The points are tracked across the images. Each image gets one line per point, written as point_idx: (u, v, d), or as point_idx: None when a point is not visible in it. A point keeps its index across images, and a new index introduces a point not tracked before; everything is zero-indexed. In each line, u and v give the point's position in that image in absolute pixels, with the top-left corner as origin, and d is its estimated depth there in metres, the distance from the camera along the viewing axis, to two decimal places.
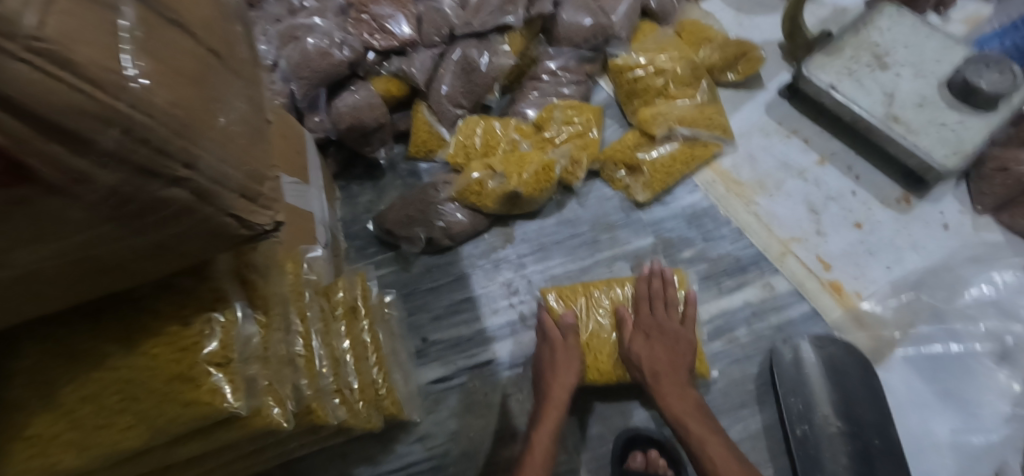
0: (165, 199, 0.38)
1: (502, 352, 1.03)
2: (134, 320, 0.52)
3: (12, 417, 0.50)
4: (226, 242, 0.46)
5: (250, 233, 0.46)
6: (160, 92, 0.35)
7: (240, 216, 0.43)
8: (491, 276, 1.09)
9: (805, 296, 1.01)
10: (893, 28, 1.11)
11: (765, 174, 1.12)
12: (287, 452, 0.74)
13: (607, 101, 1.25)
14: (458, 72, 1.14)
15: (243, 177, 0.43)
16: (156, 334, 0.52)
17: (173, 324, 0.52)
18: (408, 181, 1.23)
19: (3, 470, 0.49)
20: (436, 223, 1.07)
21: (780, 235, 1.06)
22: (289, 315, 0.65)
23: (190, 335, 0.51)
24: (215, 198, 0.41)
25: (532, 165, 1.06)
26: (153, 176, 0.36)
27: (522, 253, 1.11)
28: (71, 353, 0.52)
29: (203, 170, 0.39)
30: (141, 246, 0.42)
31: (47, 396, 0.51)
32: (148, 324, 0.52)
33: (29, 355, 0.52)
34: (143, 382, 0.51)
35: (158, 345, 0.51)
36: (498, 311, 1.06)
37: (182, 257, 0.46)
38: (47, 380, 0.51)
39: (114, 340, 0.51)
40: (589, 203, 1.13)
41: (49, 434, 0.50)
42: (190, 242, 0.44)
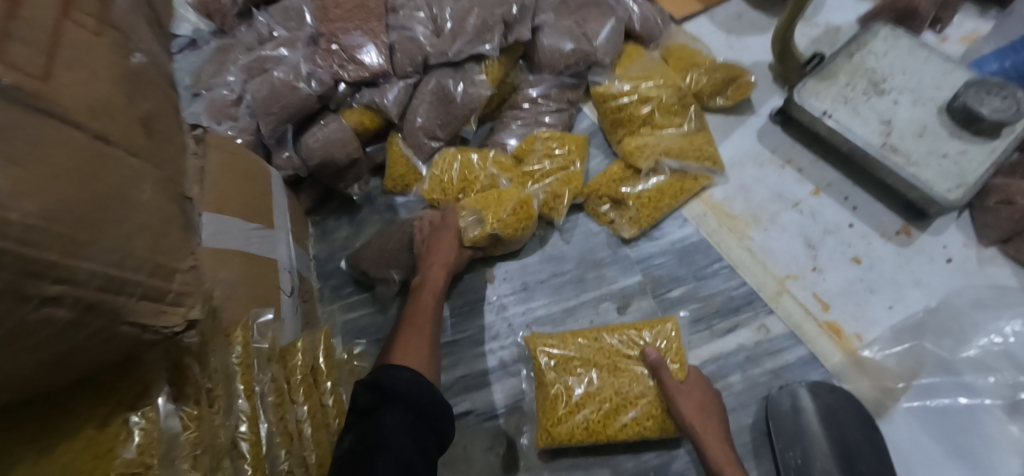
0: (41, 320, 0.32)
1: (479, 402, 0.97)
2: (45, 421, 0.44)
3: None
4: (134, 347, 0.40)
5: (158, 337, 0.40)
6: (17, 207, 0.28)
7: (141, 322, 0.38)
8: (469, 319, 1.03)
9: (803, 339, 0.95)
10: (890, 51, 1.05)
11: (759, 206, 1.07)
12: None
13: (591, 129, 1.19)
14: (433, 103, 1.08)
15: (145, 276, 0.37)
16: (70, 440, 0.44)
17: (89, 426, 0.45)
18: (386, 215, 1.16)
19: None
20: (411, 267, 1.02)
21: (775, 273, 1.01)
22: (232, 394, 0.59)
23: (107, 440, 0.45)
24: (107, 308, 0.35)
25: (510, 202, 1.01)
26: (20, 299, 0.30)
27: (503, 293, 1.05)
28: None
29: (86, 281, 0.33)
30: (21, 368, 0.34)
31: None
32: (62, 428, 0.44)
33: None
34: None
35: (71, 455, 0.44)
36: (477, 358, 1.00)
37: (80, 368, 0.39)
38: None
39: (23, 447, 0.42)
40: (573, 238, 1.08)
41: None
42: (86, 353, 0.37)
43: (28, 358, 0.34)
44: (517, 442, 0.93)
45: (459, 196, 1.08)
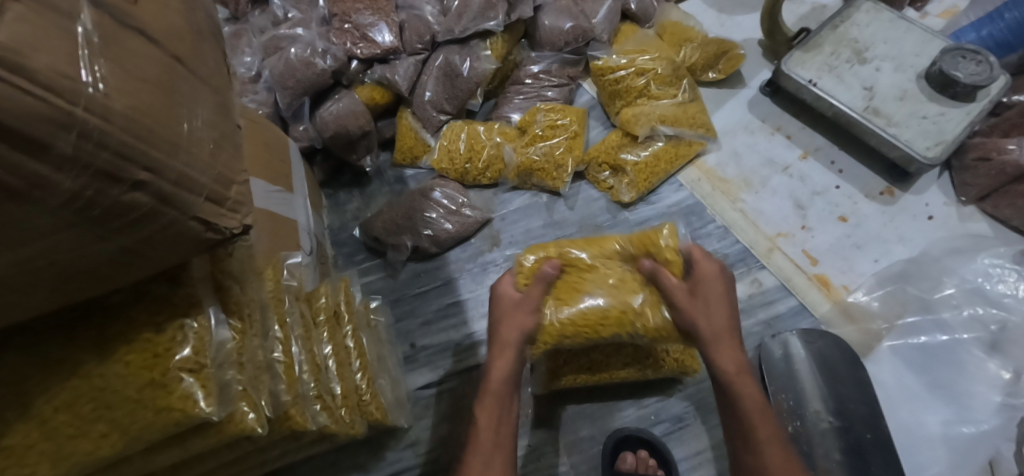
0: (130, 203, 0.38)
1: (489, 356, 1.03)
2: (109, 326, 0.51)
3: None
4: (192, 249, 0.46)
5: (218, 236, 0.46)
6: (119, 98, 0.35)
7: (205, 220, 0.44)
8: (478, 280, 1.09)
9: (793, 290, 1.01)
10: (871, 23, 1.12)
11: (750, 171, 1.13)
12: (271, 460, 0.74)
13: (591, 103, 1.26)
14: (441, 78, 1.15)
15: (209, 181, 0.44)
16: (127, 343, 0.51)
17: (148, 331, 0.51)
18: (396, 187, 1.22)
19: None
20: (423, 232, 1.08)
21: (767, 231, 1.06)
22: (267, 321, 0.65)
23: (164, 341, 0.51)
24: (179, 201, 0.41)
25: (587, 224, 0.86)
26: (115, 180, 0.36)
27: (509, 255, 1.11)
28: (44, 365, 0.50)
29: (166, 175, 0.39)
30: (103, 253, 0.40)
31: (23, 405, 0.49)
32: (124, 332, 0.51)
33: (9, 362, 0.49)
34: (118, 389, 0.50)
35: (131, 353, 0.51)
36: (486, 315, 1.06)
37: (149, 264, 0.45)
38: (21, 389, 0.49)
39: (88, 350, 0.50)
40: (576, 204, 1.14)
41: (25, 444, 0.48)
42: (157, 247, 0.43)
43: (111, 241, 0.40)
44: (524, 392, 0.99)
45: (466, 166, 1.14)
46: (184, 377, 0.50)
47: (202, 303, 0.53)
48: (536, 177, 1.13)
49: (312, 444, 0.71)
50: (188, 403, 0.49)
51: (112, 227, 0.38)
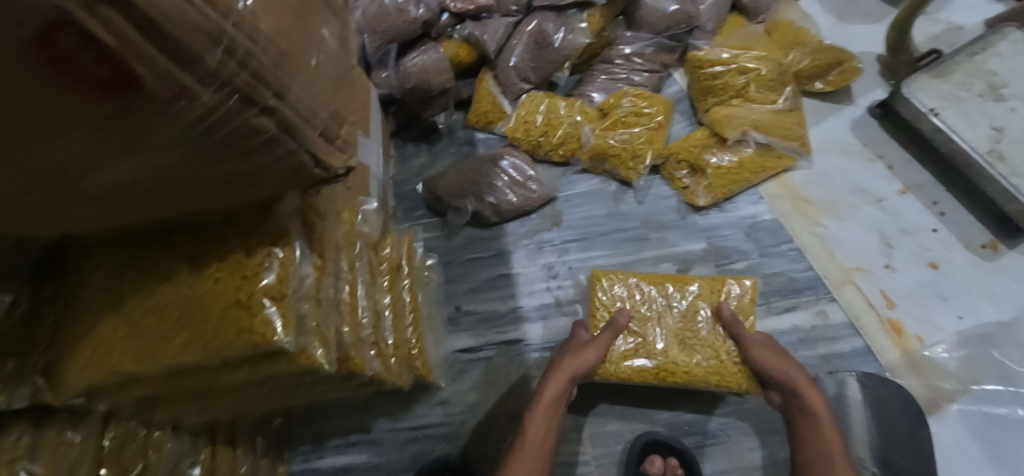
0: (254, 128, 0.31)
1: (533, 334, 1.01)
2: (201, 244, 0.47)
3: (92, 317, 0.48)
4: (295, 183, 0.39)
5: (323, 177, 0.38)
6: (265, 18, 0.30)
7: (319, 157, 0.36)
8: (534, 257, 1.08)
9: (861, 331, 0.94)
10: (1016, 56, 1.00)
11: (837, 196, 1.05)
12: (320, 395, 0.74)
13: (679, 95, 1.19)
14: (531, 45, 1.10)
15: (326, 117, 0.35)
16: (222, 259, 0.46)
17: (238, 251, 0.46)
18: (465, 148, 1.21)
19: (73, 362, 0.47)
20: (486, 198, 1.07)
21: (843, 263, 1.00)
22: (339, 260, 0.63)
23: (246, 267, 0.46)
24: (302, 134, 0.34)
25: (698, 280, 0.93)
26: (246, 101, 0.29)
27: (566, 238, 1.08)
28: (138, 266, 0.47)
29: (294, 102, 0.32)
30: (218, 172, 0.35)
31: (114, 301, 0.47)
32: (218, 245, 0.46)
33: (102, 255, 0.49)
34: (199, 305, 0.45)
35: (224, 271, 0.46)
36: (534, 293, 1.05)
37: (253, 190, 0.39)
38: (112, 284, 0.48)
39: (179, 257, 0.46)
40: (646, 199, 1.09)
41: (114, 339, 0.47)
42: (265, 177, 0.37)
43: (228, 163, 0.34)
44: None
45: (540, 139, 1.11)
46: (265, 302, 0.45)
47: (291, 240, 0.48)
48: (609, 164, 1.09)
49: (360, 386, 0.72)
50: (263, 331, 0.44)
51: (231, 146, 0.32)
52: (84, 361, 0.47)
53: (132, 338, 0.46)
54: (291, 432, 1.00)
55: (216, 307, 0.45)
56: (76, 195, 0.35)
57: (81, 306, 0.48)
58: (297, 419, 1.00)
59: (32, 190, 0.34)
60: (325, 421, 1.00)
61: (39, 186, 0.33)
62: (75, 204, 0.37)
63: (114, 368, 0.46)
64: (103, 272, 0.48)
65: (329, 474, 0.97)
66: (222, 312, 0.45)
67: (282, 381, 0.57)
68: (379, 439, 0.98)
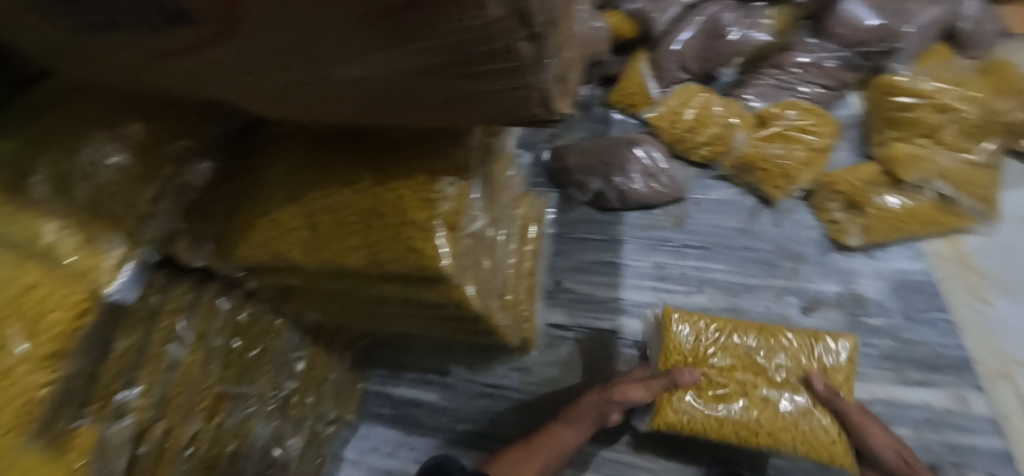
0: (508, 53, 0.28)
1: (628, 329, 0.96)
2: (390, 157, 0.49)
3: (278, 202, 0.52)
4: (507, 117, 0.37)
5: (540, 116, 0.36)
6: None
7: (547, 97, 0.33)
8: (647, 253, 1.02)
9: (1007, 433, 0.81)
10: None
11: (1014, 276, 0.93)
12: (431, 327, 0.77)
13: (849, 121, 1.07)
14: (702, 33, 1.07)
15: (568, 57, 0.31)
16: (406, 175, 0.48)
17: (423, 174, 0.48)
18: (598, 126, 1.15)
19: (256, 237, 0.53)
20: (614, 179, 1.03)
21: (1002, 351, 0.87)
22: (494, 204, 0.61)
23: (424, 190, 0.47)
24: (543, 71, 0.30)
25: (787, 332, 0.82)
26: (518, 24, 0.26)
27: (687, 243, 1.01)
28: (329, 166, 0.51)
29: (552, 39, 0.28)
30: (447, 89, 0.33)
31: (299, 192, 0.51)
32: (405, 163, 0.48)
33: (297, 149, 0.53)
34: (375, 215, 0.48)
35: (406, 187, 0.47)
36: (638, 288, 0.99)
37: (465, 114, 0.37)
38: (302, 177, 0.51)
39: (367, 166, 0.49)
40: (784, 224, 1.00)
41: (294, 226, 0.51)
42: (486, 105, 0.35)
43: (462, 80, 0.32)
44: None
45: (684, 134, 1.04)
46: (438, 227, 0.46)
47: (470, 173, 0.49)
48: (754, 176, 1.00)
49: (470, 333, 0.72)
50: (428, 256, 0.45)
51: (475, 64, 0.29)
52: (263, 235, 0.52)
53: (306, 230, 0.51)
54: (375, 355, 1.04)
55: (387, 221, 0.47)
56: (310, 85, 0.35)
57: (269, 187, 0.53)
58: (382, 345, 1.04)
59: (275, 72, 0.34)
60: (407, 354, 1.04)
61: (284, 70, 0.33)
62: (303, 91, 0.36)
63: (293, 250, 0.51)
64: (296, 164, 0.52)
65: (400, 403, 1.01)
66: (393, 228, 0.47)
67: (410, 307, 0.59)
68: (454, 385, 0.99)
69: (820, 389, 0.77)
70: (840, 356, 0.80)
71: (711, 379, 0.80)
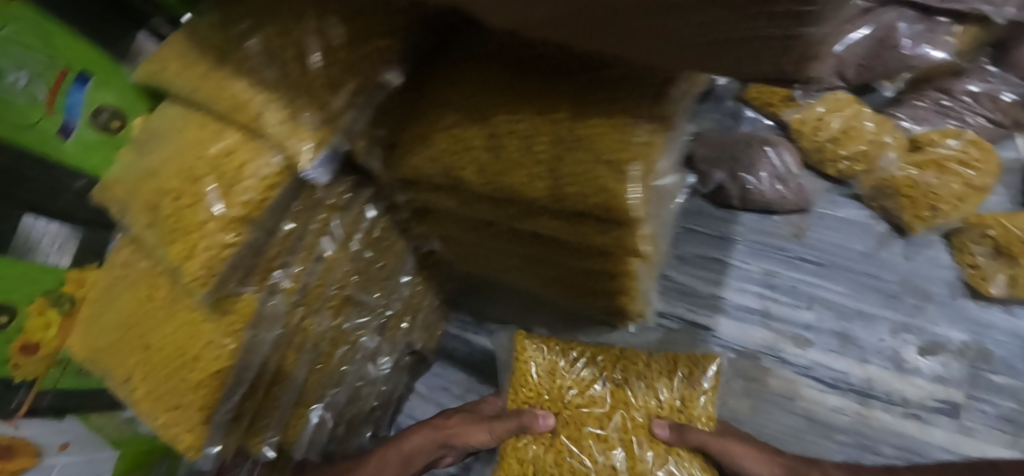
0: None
1: (725, 330, 0.92)
2: (590, 93, 0.49)
3: (464, 118, 0.53)
4: (744, 70, 0.35)
5: (784, 73, 0.34)
6: None
7: (807, 54, 0.31)
8: (757, 258, 0.95)
9: None
10: None
11: None
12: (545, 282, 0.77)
13: (1013, 163, 0.99)
14: (877, 40, 0.91)
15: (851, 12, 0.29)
16: (607, 114, 0.48)
17: (621, 115, 0.48)
18: (727, 120, 1.03)
19: (434, 149, 0.55)
20: (740, 176, 0.93)
21: None
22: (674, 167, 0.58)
23: (621, 133, 0.47)
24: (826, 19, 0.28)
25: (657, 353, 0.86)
26: None
27: (804, 256, 0.94)
28: (522, 91, 0.51)
29: None
30: (700, 30, 0.32)
31: (487, 112, 0.52)
32: (605, 102, 0.48)
33: (489, 69, 0.53)
34: (567, 147, 0.49)
35: (602, 125, 0.48)
36: (743, 292, 0.94)
37: (694, 61, 0.36)
38: (490, 98, 0.52)
39: (564, 99, 0.50)
40: (916, 259, 0.93)
41: (477, 145, 0.53)
42: (730, 54, 0.33)
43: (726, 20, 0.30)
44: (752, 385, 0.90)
45: (826, 144, 0.95)
46: (641, 165, 0.46)
47: (668, 124, 0.49)
48: (895, 202, 0.93)
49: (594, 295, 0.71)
50: (620, 199, 0.47)
51: (780, 3, 0.27)
52: (441, 148, 0.54)
53: (489, 149, 0.52)
54: (459, 301, 1.02)
55: (582, 156, 0.48)
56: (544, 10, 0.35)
57: (454, 100, 0.54)
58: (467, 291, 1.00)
59: None
60: (488, 305, 1.01)
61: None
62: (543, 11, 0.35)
63: (474, 169, 0.53)
64: (485, 84, 0.53)
65: (478, 352, 1.01)
66: (586, 164, 0.48)
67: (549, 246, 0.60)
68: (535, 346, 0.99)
69: (668, 433, 0.78)
70: (673, 399, 0.82)
71: (562, 397, 0.82)
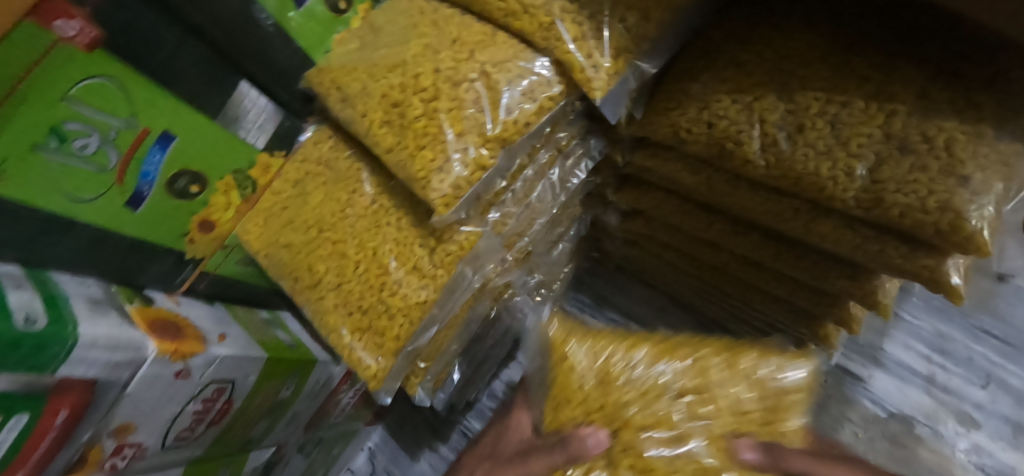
0: None
1: (876, 385, 0.78)
2: (945, 85, 0.40)
3: (759, 83, 0.45)
4: None
5: None
6: None
7: None
8: (933, 316, 0.78)
9: None
10: None
11: None
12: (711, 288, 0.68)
13: None
14: None
15: None
16: (960, 116, 0.39)
17: (981, 126, 0.39)
18: None
19: (710, 108, 0.47)
20: None
21: None
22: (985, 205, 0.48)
23: (976, 145, 0.39)
24: None
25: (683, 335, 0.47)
26: None
27: (996, 328, 0.76)
28: (848, 68, 0.43)
29: None
30: None
31: (794, 83, 0.44)
32: (961, 101, 0.39)
33: (804, 34, 0.45)
34: (900, 149, 0.40)
35: (955, 132, 0.39)
36: (907, 349, 0.78)
37: None
38: (802, 67, 0.44)
39: (907, 88, 0.40)
40: None
41: (770, 116, 0.45)
42: None
43: None
44: (900, 454, 0.75)
45: None
46: (1000, 186, 0.38)
47: None
48: None
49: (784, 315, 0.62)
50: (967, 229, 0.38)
51: None
52: (721, 109, 0.47)
53: (786, 125, 0.44)
54: (582, 279, 0.87)
55: (919, 159, 0.40)
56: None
57: (750, 63, 0.46)
58: (598, 268, 0.87)
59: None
60: (614, 291, 0.85)
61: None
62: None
63: (759, 141, 0.45)
64: (796, 51, 0.45)
65: None
66: (922, 172, 0.40)
67: (793, 249, 0.53)
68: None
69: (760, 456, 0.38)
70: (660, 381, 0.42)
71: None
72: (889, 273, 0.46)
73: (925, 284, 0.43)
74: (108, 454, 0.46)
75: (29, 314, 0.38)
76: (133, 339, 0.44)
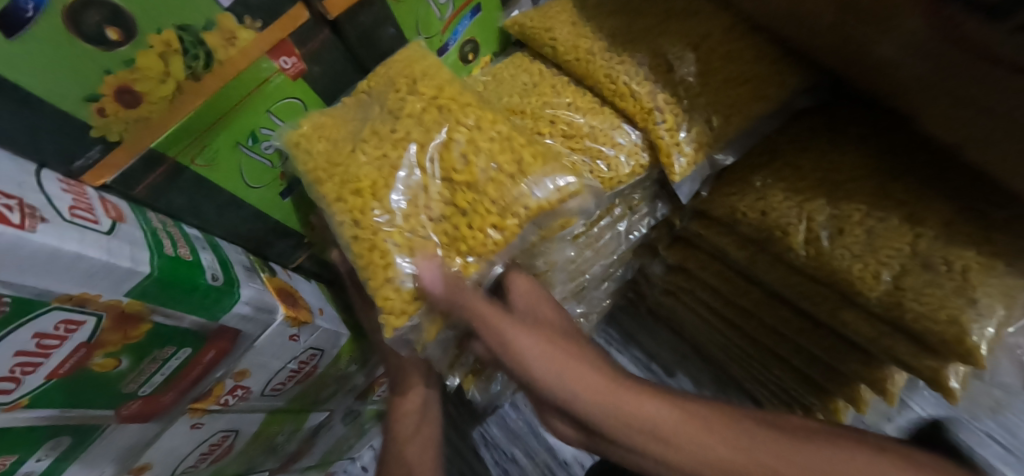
0: None
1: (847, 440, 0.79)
2: (970, 219, 0.48)
3: (813, 186, 0.54)
4: None
5: None
6: None
7: None
8: (943, 416, 0.80)
9: None
10: None
11: None
12: (736, 347, 0.75)
13: None
14: None
15: None
16: (979, 249, 0.47)
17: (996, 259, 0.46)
18: None
19: (766, 199, 0.56)
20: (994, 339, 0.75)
21: None
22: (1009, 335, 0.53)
23: (991, 276, 0.46)
24: None
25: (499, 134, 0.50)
26: None
27: (1000, 438, 0.78)
28: (891, 189, 0.51)
29: None
30: None
31: (843, 191, 0.52)
32: (980, 236, 0.47)
33: (858, 152, 0.54)
34: (922, 266, 0.48)
35: (974, 261, 0.47)
36: None
37: None
38: (851, 179, 0.52)
39: (937, 215, 0.48)
40: None
41: (816, 215, 0.53)
42: None
43: None
44: None
45: None
46: (1004, 312, 0.45)
47: None
48: None
49: (800, 384, 0.68)
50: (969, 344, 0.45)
51: None
52: (774, 202, 0.55)
53: (828, 227, 0.52)
54: (615, 314, 0.95)
55: (936, 278, 0.47)
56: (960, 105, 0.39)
57: (807, 167, 0.55)
58: (630, 308, 0.95)
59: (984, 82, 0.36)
60: (645, 333, 0.93)
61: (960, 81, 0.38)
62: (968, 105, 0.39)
63: (803, 236, 0.53)
64: (849, 164, 0.53)
65: None
66: (938, 288, 0.47)
67: (816, 327, 0.60)
68: None
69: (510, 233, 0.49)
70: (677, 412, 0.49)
71: (370, 242, 0.48)
72: (898, 366, 0.53)
73: (927, 381, 0.51)
74: (226, 391, 0.56)
75: (213, 273, 0.48)
76: (269, 303, 0.53)
